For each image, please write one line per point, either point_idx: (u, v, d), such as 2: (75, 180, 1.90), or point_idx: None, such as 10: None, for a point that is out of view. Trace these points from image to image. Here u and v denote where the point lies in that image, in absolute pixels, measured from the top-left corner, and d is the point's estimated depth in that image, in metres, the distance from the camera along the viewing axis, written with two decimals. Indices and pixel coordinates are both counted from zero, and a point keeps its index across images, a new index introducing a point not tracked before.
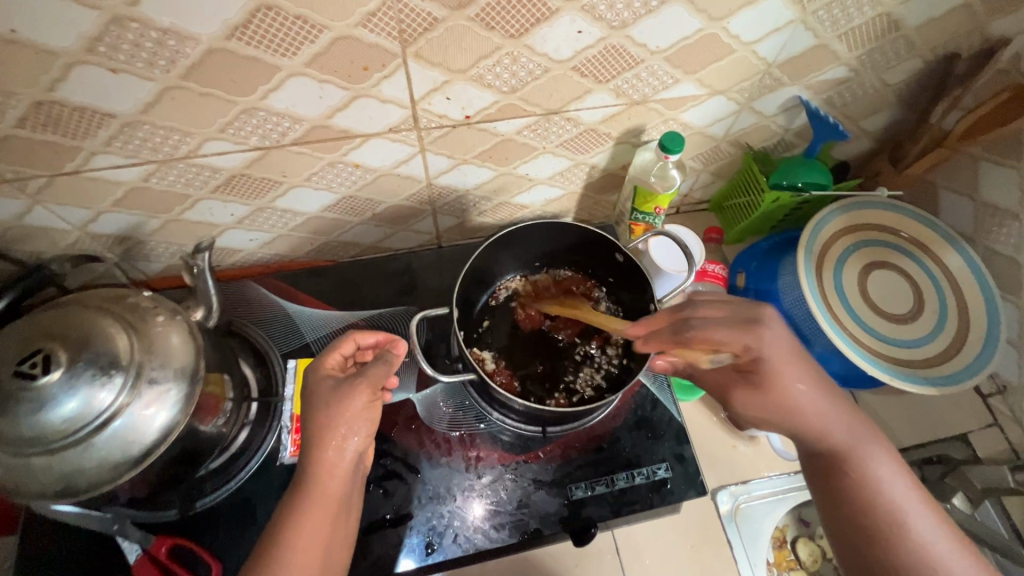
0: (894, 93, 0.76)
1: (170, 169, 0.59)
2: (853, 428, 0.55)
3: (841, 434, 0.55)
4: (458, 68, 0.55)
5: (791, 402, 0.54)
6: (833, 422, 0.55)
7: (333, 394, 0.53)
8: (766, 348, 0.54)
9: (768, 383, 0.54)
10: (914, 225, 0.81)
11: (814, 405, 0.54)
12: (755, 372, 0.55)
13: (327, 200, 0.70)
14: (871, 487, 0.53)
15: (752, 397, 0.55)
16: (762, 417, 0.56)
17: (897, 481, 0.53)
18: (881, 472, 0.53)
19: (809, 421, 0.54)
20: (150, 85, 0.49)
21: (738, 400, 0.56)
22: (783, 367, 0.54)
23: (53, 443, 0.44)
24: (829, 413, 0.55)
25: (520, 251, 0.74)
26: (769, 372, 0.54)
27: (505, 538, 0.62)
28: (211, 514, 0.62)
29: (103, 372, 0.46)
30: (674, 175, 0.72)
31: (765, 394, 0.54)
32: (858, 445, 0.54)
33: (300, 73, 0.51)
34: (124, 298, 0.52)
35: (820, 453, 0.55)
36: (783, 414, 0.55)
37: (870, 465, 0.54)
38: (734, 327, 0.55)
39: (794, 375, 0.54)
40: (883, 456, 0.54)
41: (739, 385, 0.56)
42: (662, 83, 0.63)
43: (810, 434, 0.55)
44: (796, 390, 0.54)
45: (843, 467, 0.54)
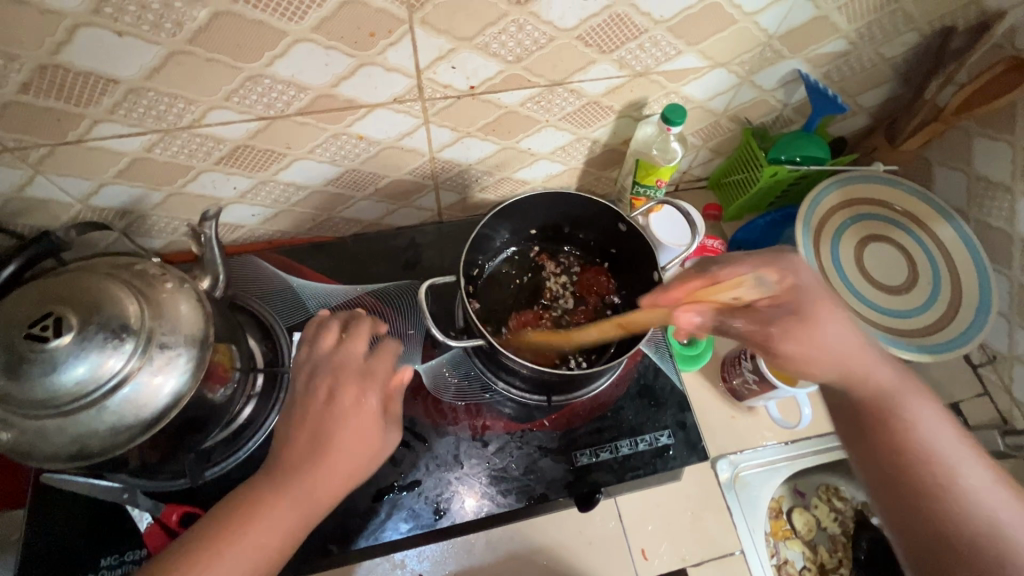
0: (891, 67, 0.77)
1: (174, 140, 0.59)
2: (895, 375, 0.54)
3: (887, 377, 0.54)
4: (464, 36, 0.55)
5: (830, 340, 0.54)
6: (878, 363, 0.54)
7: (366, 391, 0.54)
8: (798, 280, 0.57)
9: (810, 315, 0.55)
10: (911, 199, 0.82)
11: (850, 340, 0.55)
12: (786, 305, 0.56)
13: (330, 173, 0.70)
14: (912, 433, 0.51)
15: (787, 330, 0.55)
16: (800, 354, 0.54)
17: (939, 427, 0.52)
18: (921, 419, 0.52)
19: (823, 356, 0.54)
20: (155, 50, 0.48)
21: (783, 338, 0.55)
22: (823, 302, 0.56)
23: (65, 406, 0.45)
24: (867, 352, 0.55)
25: (525, 224, 0.75)
26: (815, 303, 0.56)
27: (511, 503, 0.63)
28: (221, 483, 0.62)
29: (114, 336, 0.46)
30: (676, 148, 0.73)
31: (806, 325, 0.55)
32: (902, 387, 0.53)
33: (307, 39, 0.51)
34: (131, 265, 0.52)
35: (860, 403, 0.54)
36: (811, 351, 0.54)
37: (912, 408, 0.52)
38: (760, 263, 0.59)
39: (841, 313, 0.56)
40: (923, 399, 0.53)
41: (778, 321, 0.55)
42: (665, 55, 0.64)
43: (851, 377, 0.54)
44: (835, 328, 0.55)
45: (883, 417, 0.52)
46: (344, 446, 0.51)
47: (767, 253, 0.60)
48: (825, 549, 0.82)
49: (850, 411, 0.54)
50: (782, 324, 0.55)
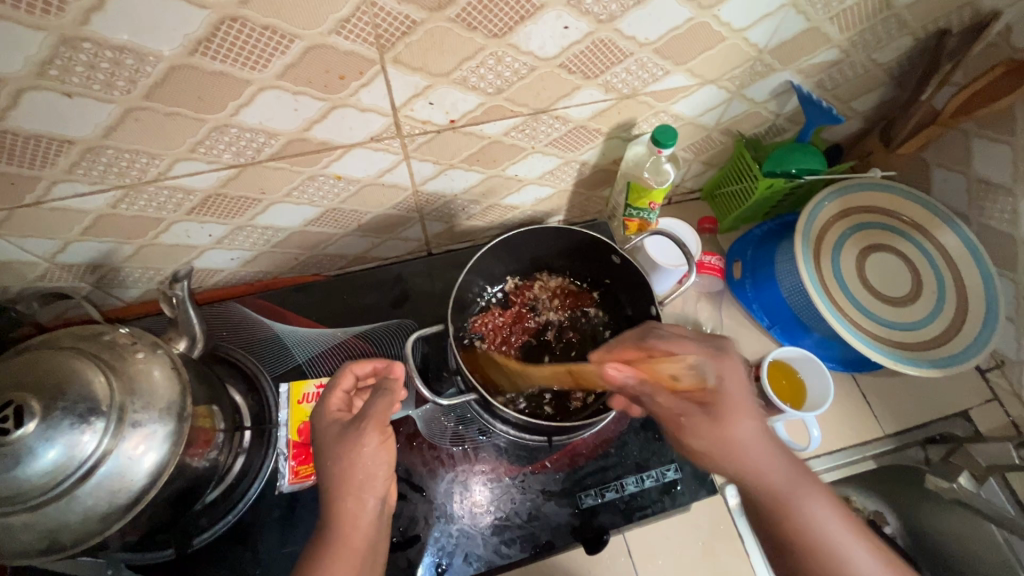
0: (884, 72, 0.74)
1: (140, 194, 0.56)
2: (796, 471, 0.50)
3: (782, 474, 0.50)
4: (439, 72, 0.52)
5: (737, 439, 0.50)
6: (771, 464, 0.50)
7: (341, 441, 0.52)
8: (728, 380, 0.52)
9: (722, 416, 0.51)
10: (909, 206, 0.80)
11: (760, 447, 0.50)
12: (712, 403, 0.51)
13: (310, 214, 0.67)
14: (805, 532, 0.48)
15: (701, 431, 0.51)
16: (705, 452, 0.51)
17: (836, 525, 0.48)
18: (820, 518, 0.48)
19: (748, 466, 0.49)
20: (110, 108, 0.45)
21: (693, 432, 0.51)
22: (740, 403, 0.51)
23: (34, 499, 0.42)
24: (766, 449, 0.50)
25: (517, 257, 0.73)
26: (720, 405, 0.51)
27: (515, 554, 0.61)
28: (212, 551, 0.60)
29: (83, 418, 0.43)
30: (668, 169, 0.70)
31: (716, 425, 0.50)
32: (802, 484, 0.49)
33: (272, 86, 0.48)
34: (99, 336, 0.49)
35: (759, 499, 0.50)
36: (720, 452, 0.50)
37: (808, 509, 0.49)
38: (706, 355, 0.54)
39: (746, 412, 0.51)
40: (819, 497, 0.49)
41: (691, 412, 0.51)
42: (652, 76, 0.61)
43: (746, 477, 0.50)
44: (743, 427, 0.50)
45: (781, 516, 0.49)
46: (354, 488, 0.51)
47: (699, 348, 0.55)
48: None
49: (751, 502, 0.51)
50: (696, 422, 0.51)
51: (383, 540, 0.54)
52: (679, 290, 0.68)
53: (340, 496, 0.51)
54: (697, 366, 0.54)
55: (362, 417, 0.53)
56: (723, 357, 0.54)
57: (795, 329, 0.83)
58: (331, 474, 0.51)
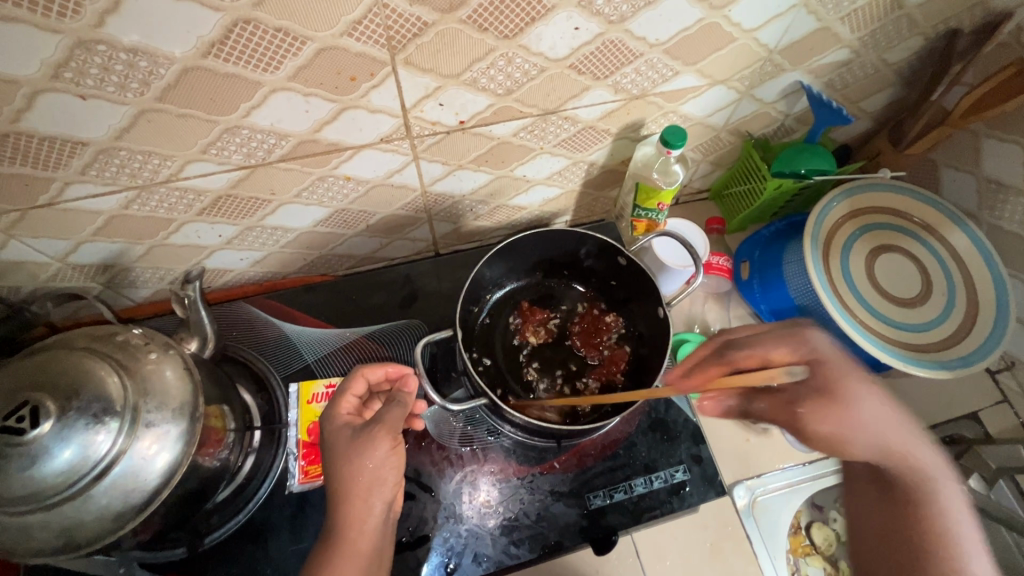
0: (894, 72, 0.74)
1: (152, 195, 0.56)
2: (943, 450, 0.53)
3: (924, 454, 0.52)
4: (450, 73, 0.52)
5: (861, 416, 0.53)
6: (915, 443, 0.52)
7: (352, 444, 0.52)
8: (824, 354, 0.55)
9: (838, 392, 0.53)
10: (921, 207, 0.79)
11: (880, 423, 0.53)
12: (816, 383, 0.54)
13: (319, 215, 0.67)
14: (944, 514, 0.49)
15: (825, 412, 0.53)
16: (834, 436, 0.53)
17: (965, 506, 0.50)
18: (951, 500, 0.50)
19: (895, 438, 0.52)
20: (123, 110, 0.46)
21: (809, 417, 0.54)
22: (856, 380, 0.54)
23: (49, 499, 0.42)
24: (903, 427, 0.53)
25: (524, 258, 0.73)
26: (833, 384, 0.54)
27: (524, 554, 0.61)
28: (223, 550, 0.60)
29: (97, 419, 0.43)
30: (677, 170, 0.70)
31: (839, 405, 0.53)
32: (941, 466, 0.51)
33: (284, 88, 0.48)
34: (111, 337, 0.49)
35: (902, 478, 0.52)
36: (851, 430, 0.53)
37: (952, 489, 0.51)
38: (779, 340, 0.57)
39: (856, 398, 0.53)
40: (953, 480, 0.51)
41: (800, 394, 0.55)
42: (661, 76, 0.61)
43: (886, 455, 0.52)
44: (862, 409, 0.53)
45: (927, 495, 0.50)
46: (363, 491, 0.51)
47: (779, 332, 0.58)
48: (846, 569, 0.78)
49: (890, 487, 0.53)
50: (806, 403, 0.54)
51: (388, 545, 0.54)
52: (687, 291, 0.68)
53: (349, 499, 0.51)
54: (778, 341, 0.57)
55: (374, 421, 0.54)
56: (798, 334, 0.57)
57: None
58: (341, 477, 0.51)
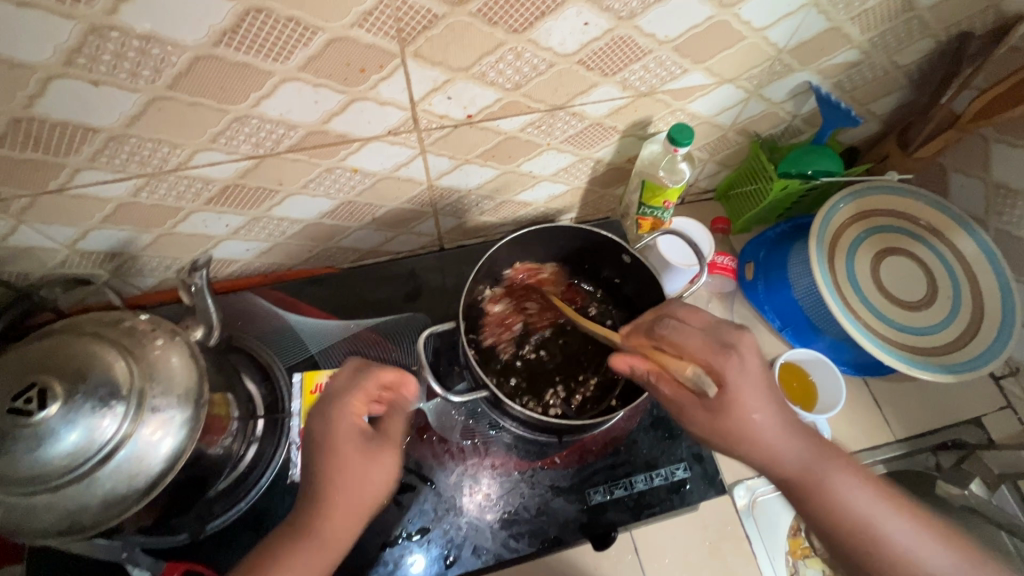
0: (904, 74, 0.74)
1: (160, 183, 0.56)
2: (813, 453, 0.50)
3: (801, 457, 0.50)
4: (459, 67, 0.52)
5: (748, 431, 0.49)
6: (789, 449, 0.50)
7: (363, 457, 0.51)
8: (731, 370, 0.50)
9: (723, 406, 0.50)
10: (927, 210, 0.79)
11: (771, 430, 0.50)
12: (712, 395, 0.50)
13: (325, 206, 0.67)
14: (847, 511, 0.48)
15: (701, 419, 0.51)
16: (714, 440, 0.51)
17: (869, 495, 0.49)
18: (848, 493, 0.49)
19: (772, 448, 0.50)
20: (134, 97, 0.46)
21: (689, 420, 0.52)
22: (743, 394, 0.50)
23: (54, 481, 0.42)
24: (788, 429, 0.50)
25: (529, 255, 0.73)
26: (729, 398, 0.50)
27: (523, 548, 0.61)
28: (224, 537, 0.61)
29: (103, 402, 0.44)
30: (684, 168, 0.70)
31: (716, 416, 0.50)
32: (824, 465, 0.50)
33: (294, 78, 0.48)
34: (119, 323, 0.50)
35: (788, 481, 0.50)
36: (735, 439, 0.50)
37: (833, 485, 0.49)
38: (711, 345, 0.51)
39: (751, 403, 0.49)
40: (847, 474, 0.50)
41: (692, 404, 0.52)
42: (670, 74, 0.61)
43: (764, 464, 0.50)
44: (750, 418, 0.49)
45: (815, 496, 0.49)
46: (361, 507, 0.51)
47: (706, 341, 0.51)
48: None
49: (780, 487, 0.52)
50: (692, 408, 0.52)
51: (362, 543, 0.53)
52: (692, 289, 0.68)
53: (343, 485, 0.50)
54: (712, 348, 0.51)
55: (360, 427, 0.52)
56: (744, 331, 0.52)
57: (806, 331, 0.82)
58: (333, 487, 0.50)
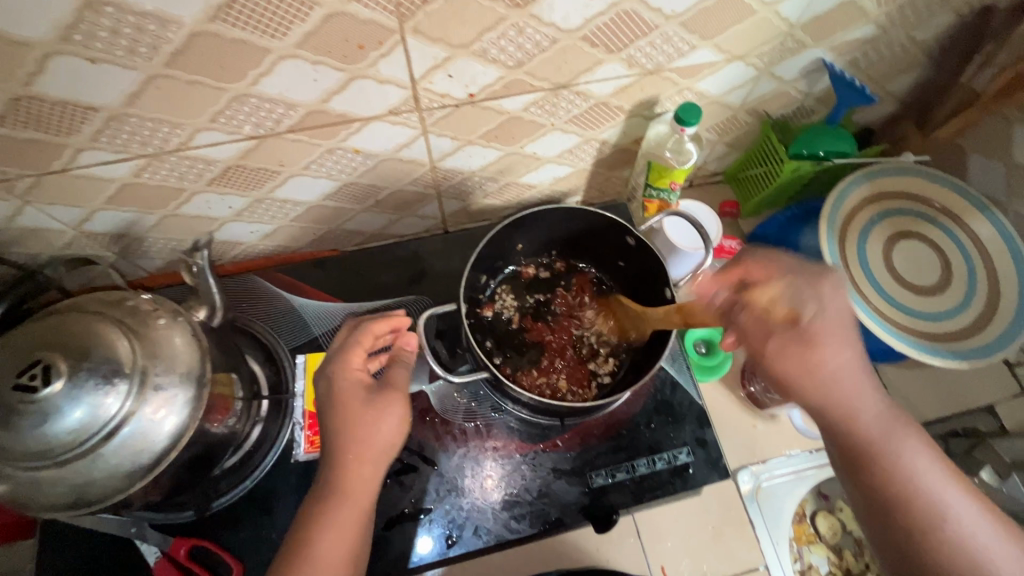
0: (922, 51, 0.71)
1: (163, 163, 0.56)
2: (890, 415, 0.49)
3: (879, 410, 0.49)
4: (459, 43, 0.51)
5: (830, 370, 0.49)
6: (867, 407, 0.49)
7: (368, 408, 0.53)
8: (829, 301, 0.51)
9: (814, 341, 0.49)
10: (944, 193, 0.77)
11: (851, 381, 0.49)
12: (806, 326, 0.50)
13: (328, 188, 0.67)
14: (907, 479, 0.48)
15: (790, 354, 0.49)
16: (792, 379, 0.49)
17: (938, 477, 0.48)
18: (916, 461, 0.48)
19: (839, 400, 0.49)
20: (132, 75, 0.46)
21: (774, 356, 0.50)
22: (836, 329, 0.50)
23: (60, 457, 0.43)
24: (865, 388, 0.49)
25: (533, 237, 0.72)
26: (816, 333, 0.49)
27: (525, 529, 0.62)
28: (229, 514, 0.62)
29: (106, 380, 0.44)
30: (691, 150, 0.69)
31: (812, 351, 0.49)
32: (891, 431, 0.49)
33: (292, 55, 0.48)
34: (122, 302, 0.50)
35: (854, 444, 0.49)
36: (809, 376, 0.49)
37: (902, 454, 0.48)
38: (803, 282, 0.52)
39: (837, 344, 0.49)
40: (915, 444, 0.49)
41: (783, 334, 0.50)
42: (677, 51, 0.59)
43: (838, 418, 0.49)
44: (835, 356, 0.49)
45: (876, 460, 0.48)
46: (374, 455, 0.52)
47: (800, 269, 0.53)
48: (851, 557, 0.77)
49: (841, 449, 0.51)
50: (779, 341, 0.50)
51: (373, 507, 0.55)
52: (696, 272, 0.67)
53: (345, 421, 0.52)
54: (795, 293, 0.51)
55: (352, 394, 0.54)
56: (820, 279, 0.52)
57: None
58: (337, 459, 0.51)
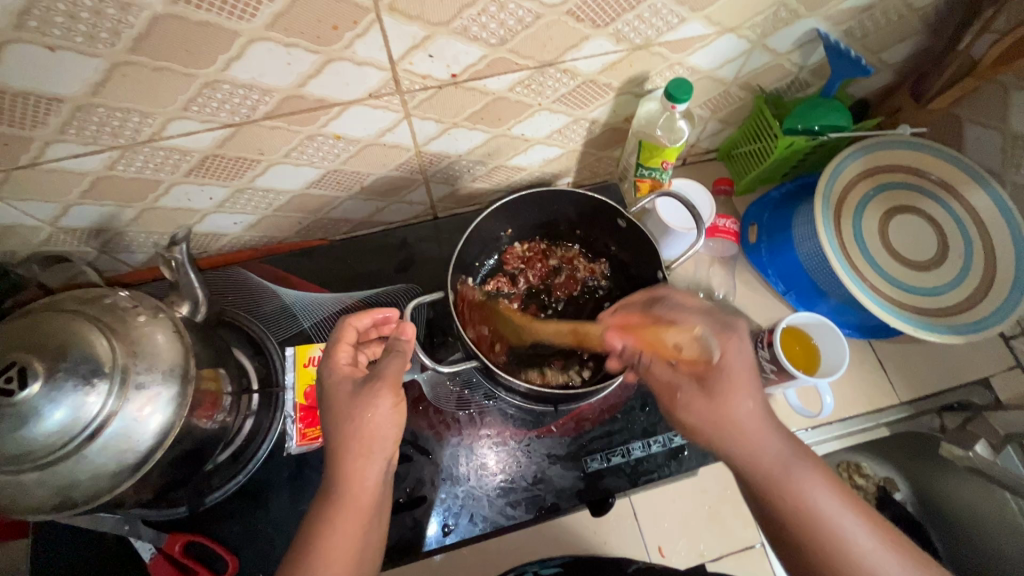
0: (920, 19, 0.69)
1: (136, 154, 0.54)
2: (786, 451, 0.50)
3: (778, 452, 0.50)
4: (438, 21, 0.49)
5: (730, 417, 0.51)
6: (766, 443, 0.51)
7: (355, 400, 0.51)
8: (730, 355, 0.53)
9: (719, 389, 0.52)
10: (940, 165, 0.75)
11: (757, 424, 0.51)
12: (711, 376, 0.53)
13: (311, 176, 0.65)
14: (811, 516, 0.48)
15: (698, 406, 0.53)
16: (697, 425, 0.53)
17: (839, 509, 0.49)
18: (817, 499, 0.49)
19: (741, 442, 0.51)
20: (96, 63, 0.44)
21: (688, 406, 0.53)
22: (737, 377, 0.52)
23: (42, 459, 0.42)
24: (767, 429, 0.51)
25: (523, 221, 0.71)
26: (722, 377, 0.52)
27: (520, 515, 0.62)
28: (224, 508, 0.61)
29: (85, 380, 0.43)
30: (683, 127, 0.67)
31: (712, 403, 0.52)
32: (791, 464, 0.50)
33: (262, 38, 0.45)
34: (100, 299, 0.49)
35: (754, 481, 0.51)
36: (715, 423, 0.51)
37: (806, 492, 0.49)
38: (712, 328, 0.55)
39: (745, 390, 0.52)
40: (819, 479, 0.49)
41: (685, 387, 0.54)
42: (667, 24, 0.57)
43: (743, 458, 0.51)
44: (739, 403, 0.51)
45: (777, 493, 0.50)
46: (372, 449, 0.51)
47: (709, 321, 0.55)
48: None
49: (745, 485, 0.52)
50: (688, 392, 0.54)
51: (386, 496, 0.54)
52: (689, 253, 0.66)
53: (342, 414, 0.50)
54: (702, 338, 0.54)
55: (344, 393, 0.52)
56: (730, 334, 0.54)
57: (810, 293, 0.80)
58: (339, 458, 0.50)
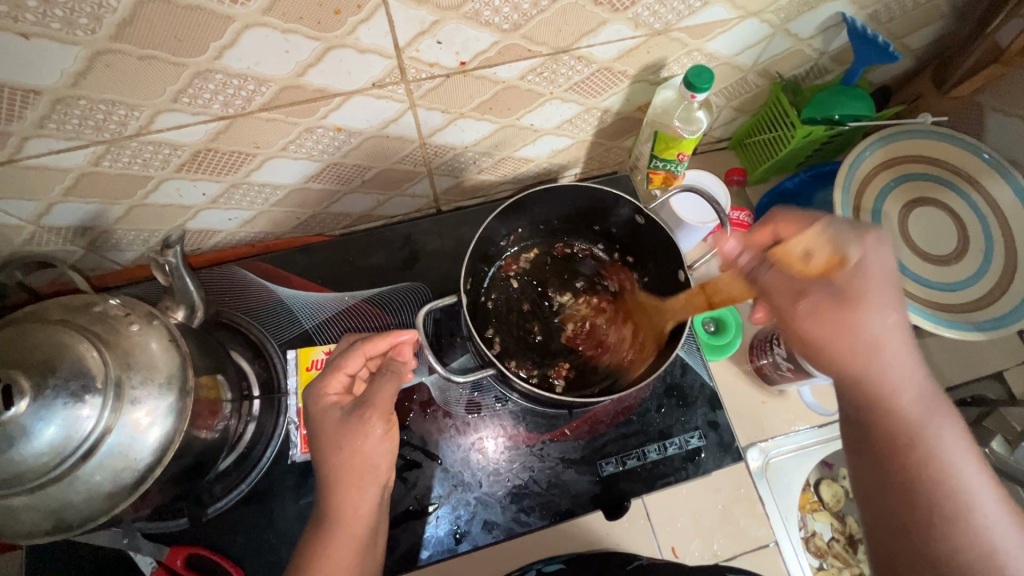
0: (947, 2, 0.66)
1: (123, 149, 0.50)
2: (928, 396, 0.47)
3: (921, 392, 0.47)
4: (447, 5, 0.45)
5: (870, 340, 0.47)
6: (903, 383, 0.47)
7: (343, 429, 0.49)
8: (869, 259, 0.48)
9: (851, 297, 0.47)
10: (961, 155, 0.73)
11: (898, 355, 0.47)
12: (838, 283, 0.48)
13: (310, 169, 0.61)
14: (936, 461, 0.46)
15: (812, 322, 0.48)
16: (817, 343, 0.48)
17: (964, 461, 0.46)
18: (952, 448, 0.46)
19: (884, 377, 0.47)
20: (76, 51, 0.40)
21: (794, 308, 0.48)
22: (872, 295, 0.47)
23: (33, 482, 0.40)
24: (907, 368, 0.47)
25: (533, 217, 0.68)
26: (860, 298, 0.47)
27: (534, 522, 0.60)
28: (226, 518, 0.59)
29: (76, 396, 0.40)
30: (700, 117, 0.64)
31: (845, 313, 0.47)
32: (929, 415, 0.47)
33: (258, 24, 0.42)
34: (89, 307, 0.46)
35: (889, 423, 0.47)
36: (835, 345, 0.47)
37: (940, 439, 0.46)
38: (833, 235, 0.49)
39: (887, 316, 0.47)
40: (955, 428, 0.47)
41: (810, 291, 0.48)
42: (688, 7, 0.54)
43: (870, 392, 0.47)
44: (878, 322, 0.47)
45: (912, 438, 0.46)
46: (362, 476, 0.49)
47: (836, 231, 0.49)
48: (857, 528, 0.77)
49: (861, 428, 0.49)
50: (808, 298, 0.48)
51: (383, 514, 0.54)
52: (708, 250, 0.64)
53: (330, 443, 0.49)
54: (832, 240, 0.49)
55: (333, 420, 0.50)
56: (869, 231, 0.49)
57: None
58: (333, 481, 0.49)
